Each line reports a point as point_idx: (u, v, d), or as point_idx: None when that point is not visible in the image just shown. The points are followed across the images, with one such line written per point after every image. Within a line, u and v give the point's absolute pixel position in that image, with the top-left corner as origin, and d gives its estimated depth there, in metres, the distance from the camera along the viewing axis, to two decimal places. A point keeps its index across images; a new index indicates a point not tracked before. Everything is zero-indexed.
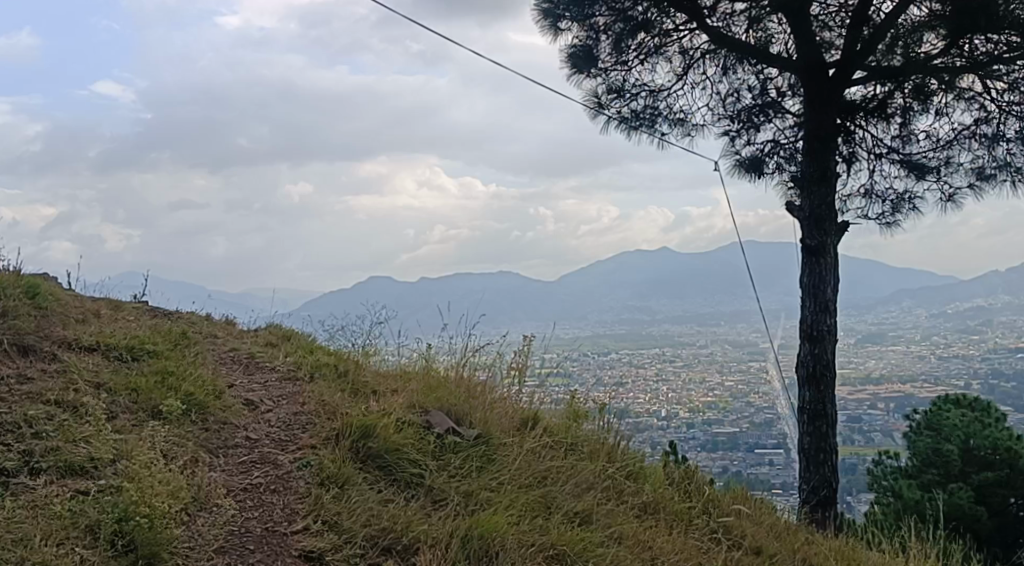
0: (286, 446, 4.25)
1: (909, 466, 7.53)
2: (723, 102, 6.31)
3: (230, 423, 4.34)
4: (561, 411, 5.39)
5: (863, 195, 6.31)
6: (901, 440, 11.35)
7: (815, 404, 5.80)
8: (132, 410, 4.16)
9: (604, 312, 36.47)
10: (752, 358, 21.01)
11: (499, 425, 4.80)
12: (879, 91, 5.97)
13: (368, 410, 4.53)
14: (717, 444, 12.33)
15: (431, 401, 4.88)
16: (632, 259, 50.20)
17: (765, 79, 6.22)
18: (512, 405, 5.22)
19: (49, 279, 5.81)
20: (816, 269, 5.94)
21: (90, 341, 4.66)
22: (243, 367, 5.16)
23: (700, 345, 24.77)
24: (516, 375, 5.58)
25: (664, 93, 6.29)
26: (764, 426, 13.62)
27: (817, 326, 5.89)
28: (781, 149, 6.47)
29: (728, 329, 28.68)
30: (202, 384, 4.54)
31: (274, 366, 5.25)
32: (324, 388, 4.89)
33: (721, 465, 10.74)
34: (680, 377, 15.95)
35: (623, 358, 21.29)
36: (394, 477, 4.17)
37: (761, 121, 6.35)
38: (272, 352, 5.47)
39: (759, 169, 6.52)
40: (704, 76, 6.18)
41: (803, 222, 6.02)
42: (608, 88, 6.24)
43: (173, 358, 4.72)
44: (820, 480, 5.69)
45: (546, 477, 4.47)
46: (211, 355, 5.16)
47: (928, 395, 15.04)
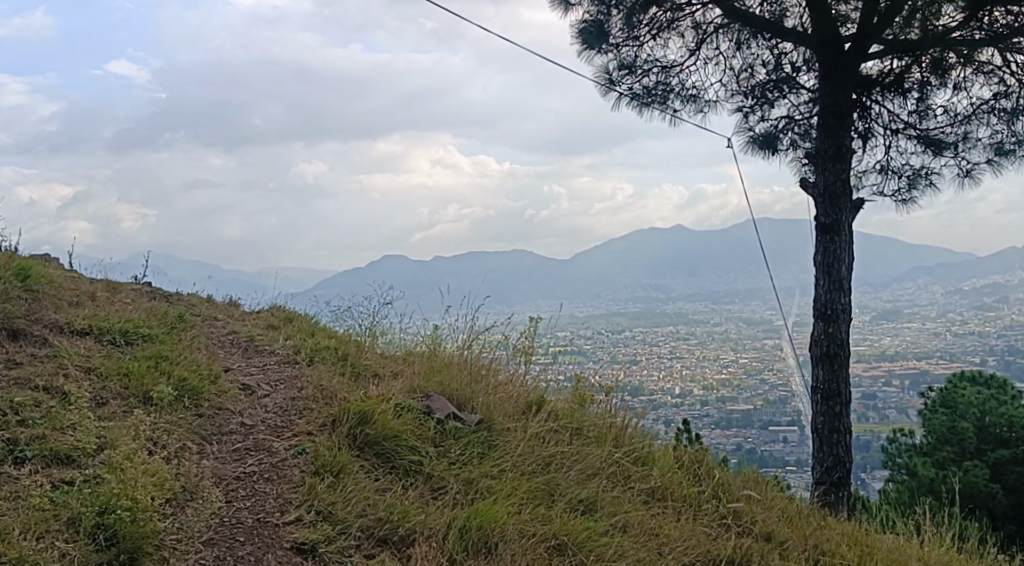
0: (282, 432, 4.24)
1: (924, 444, 7.49)
2: (737, 78, 6.24)
3: (226, 409, 4.34)
4: (566, 394, 5.36)
5: (878, 171, 6.23)
6: (915, 418, 11.30)
7: (829, 384, 5.75)
8: (122, 396, 4.17)
9: (618, 290, 36.39)
10: (767, 335, 20.94)
11: (502, 410, 4.79)
12: (895, 65, 5.89)
13: (367, 395, 4.52)
14: (730, 421, 12.32)
15: (432, 385, 4.86)
16: (646, 237, 50.03)
17: (780, 54, 6.15)
18: (517, 387, 5.22)
19: (47, 263, 5.82)
20: (830, 247, 5.88)
21: (83, 325, 4.67)
22: (241, 351, 5.13)
23: (713, 322, 24.70)
24: (524, 355, 5.59)
25: (676, 69, 6.22)
26: (777, 403, 13.59)
27: (831, 305, 5.84)
28: (796, 125, 6.40)
29: (743, 306, 28.57)
30: (197, 368, 4.54)
31: (275, 348, 5.24)
32: (323, 371, 4.88)
33: (734, 441, 10.73)
34: (693, 355, 15.92)
35: (636, 335, 21.25)
36: (393, 465, 4.17)
37: (775, 96, 6.31)
38: (272, 334, 5.46)
39: (773, 146, 6.46)
40: (717, 51, 6.11)
41: (818, 199, 5.96)
42: (619, 64, 6.17)
43: (168, 342, 4.73)
44: (834, 459, 5.66)
45: (549, 463, 4.50)
46: (209, 338, 5.16)
47: (943, 372, 14.95)
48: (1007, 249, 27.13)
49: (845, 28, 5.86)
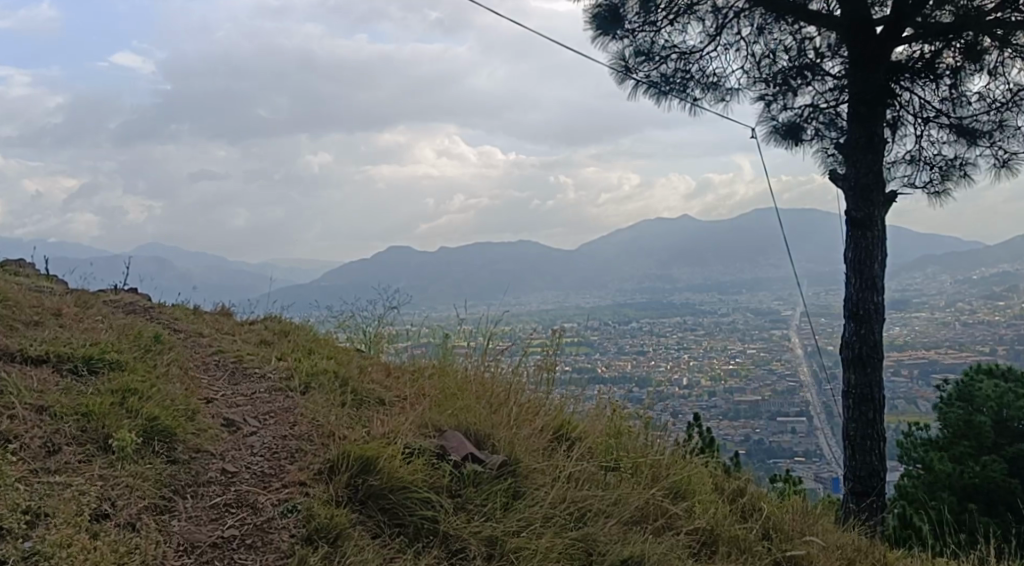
0: (268, 483, 3.82)
1: (939, 437, 7.34)
2: (759, 64, 6.09)
3: (205, 451, 3.90)
4: (602, 426, 5.10)
5: (909, 161, 6.09)
6: (925, 408, 11.16)
7: (862, 388, 5.65)
8: (79, 441, 3.74)
9: (623, 282, 36.22)
10: (774, 324, 20.80)
11: (527, 446, 4.45)
12: (927, 50, 5.73)
13: (369, 436, 4.18)
14: (738, 412, 12.18)
15: (446, 418, 4.54)
16: (652, 226, 49.87)
17: (803, 39, 5.97)
18: (539, 408, 5.01)
19: (15, 281, 5.59)
20: (862, 242, 5.76)
21: (39, 352, 4.30)
22: (228, 376, 4.85)
23: (721, 312, 24.54)
24: (545, 373, 5.38)
25: (696, 56, 6.07)
26: (784, 394, 13.43)
27: (862, 304, 5.70)
28: (820, 114, 6.25)
29: (749, 296, 28.43)
30: (172, 402, 4.10)
31: (266, 374, 4.94)
32: (319, 406, 4.52)
33: (743, 432, 10.60)
34: (701, 345, 15.75)
35: (644, 326, 21.08)
36: (402, 523, 3.82)
37: (799, 83, 6.10)
38: (262, 355, 5.23)
39: (797, 136, 6.36)
40: (738, 36, 5.95)
41: (848, 193, 5.84)
42: (636, 50, 6.04)
43: (138, 371, 4.31)
44: (867, 468, 5.57)
45: (582, 517, 4.15)
46: (189, 363, 4.81)
47: (953, 362, 14.77)
48: (1016, 238, 26.89)
49: (875, 12, 5.74)
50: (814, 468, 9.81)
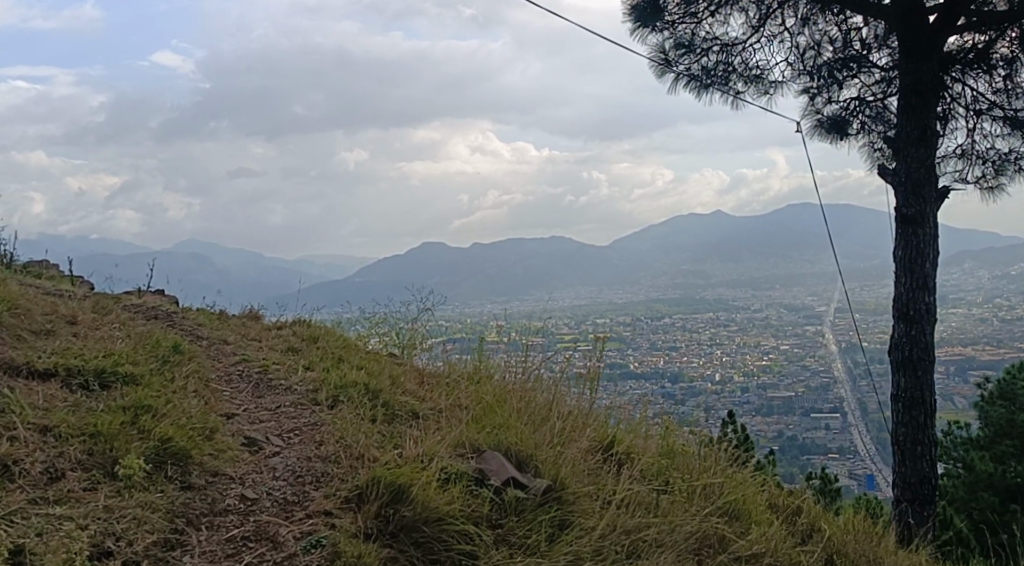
0: (288, 510, 3.68)
1: (980, 436, 7.19)
2: (803, 56, 5.94)
3: (221, 474, 3.84)
4: (656, 446, 4.88)
5: (960, 156, 5.94)
6: (963, 405, 10.98)
7: (912, 391, 5.50)
8: (84, 466, 3.67)
9: (656, 279, 36.08)
10: (809, 319, 20.60)
11: (572, 469, 4.15)
12: (979, 40, 5.63)
13: (399, 460, 3.93)
14: (771, 407, 12.09)
15: (484, 437, 4.27)
16: (685, 222, 49.65)
17: (850, 30, 5.85)
18: (587, 424, 4.84)
19: (38, 288, 5.62)
20: (913, 240, 5.60)
21: (48, 365, 4.28)
22: (252, 388, 4.84)
23: (754, 308, 24.38)
24: (587, 382, 5.22)
25: (738, 48, 5.97)
26: (818, 391, 13.30)
27: (913, 305, 5.54)
28: (866, 107, 6.18)
29: (784, 292, 28.17)
30: (188, 421, 4.04)
31: (291, 386, 4.92)
32: (347, 417, 4.45)
33: (776, 427, 10.52)
34: (734, 341, 15.66)
35: (676, 322, 21.00)
36: (436, 558, 3.57)
37: (844, 76, 6.03)
38: (289, 364, 5.21)
39: (843, 131, 6.28)
40: (781, 27, 5.83)
41: (899, 188, 5.68)
42: (676, 43, 5.96)
43: (153, 386, 4.26)
44: (918, 475, 5.43)
45: (634, 551, 3.83)
46: (210, 375, 4.82)
47: (991, 359, 14.54)
48: None
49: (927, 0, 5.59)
50: (849, 465, 9.69)
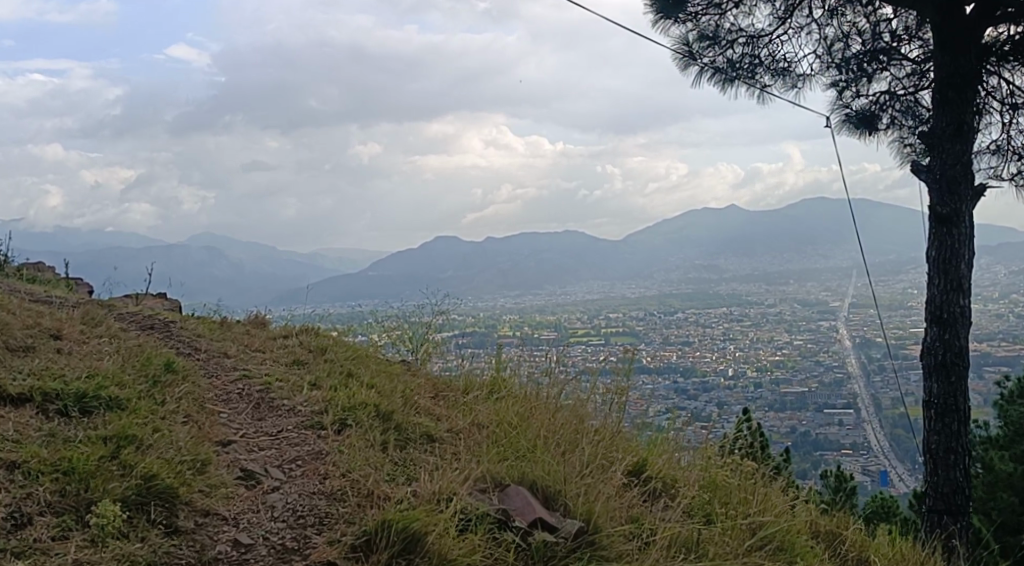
0: (287, 558, 3.52)
1: (1000, 435, 7.16)
2: (831, 48, 5.95)
3: (213, 514, 3.70)
4: (696, 460, 5.00)
5: (993, 150, 5.94)
6: (977, 401, 10.97)
7: (945, 397, 5.50)
8: (53, 510, 3.52)
9: (669, 275, 36.03)
10: (822, 314, 20.55)
11: (608, 509, 4.00)
12: (1014, 32, 5.67)
13: (417, 500, 3.82)
14: (784, 403, 12.11)
15: (511, 471, 4.16)
16: (698, 219, 49.72)
17: (879, 22, 5.88)
18: (615, 440, 4.85)
19: (35, 301, 5.69)
20: (948, 239, 5.60)
21: (23, 391, 4.19)
22: (252, 409, 4.76)
23: (767, 304, 24.38)
24: (615, 395, 5.30)
25: (765, 40, 5.98)
26: (831, 386, 13.25)
27: (947, 307, 5.56)
28: (897, 101, 6.22)
29: (798, 288, 28.08)
30: (175, 455, 3.90)
31: (295, 407, 4.81)
32: (358, 446, 4.36)
33: (788, 423, 10.55)
34: (745, 337, 15.69)
35: (689, 317, 21.03)
36: None
37: (874, 69, 6.05)
38: (292, 382, 5.16)
39: (873, 126, 6.30)
40: (809, 18, 5.83)
41: (934, 185, 5.67)
42: (701, 34, 5.97)
43: (138, 413, 4.17)
44: (951, 484, 5.41)
45: None
46: (205, 395, 4.76)
47: (1007, 356, 14.50)
48: None
49: None
50: (862, 460, 9.71)
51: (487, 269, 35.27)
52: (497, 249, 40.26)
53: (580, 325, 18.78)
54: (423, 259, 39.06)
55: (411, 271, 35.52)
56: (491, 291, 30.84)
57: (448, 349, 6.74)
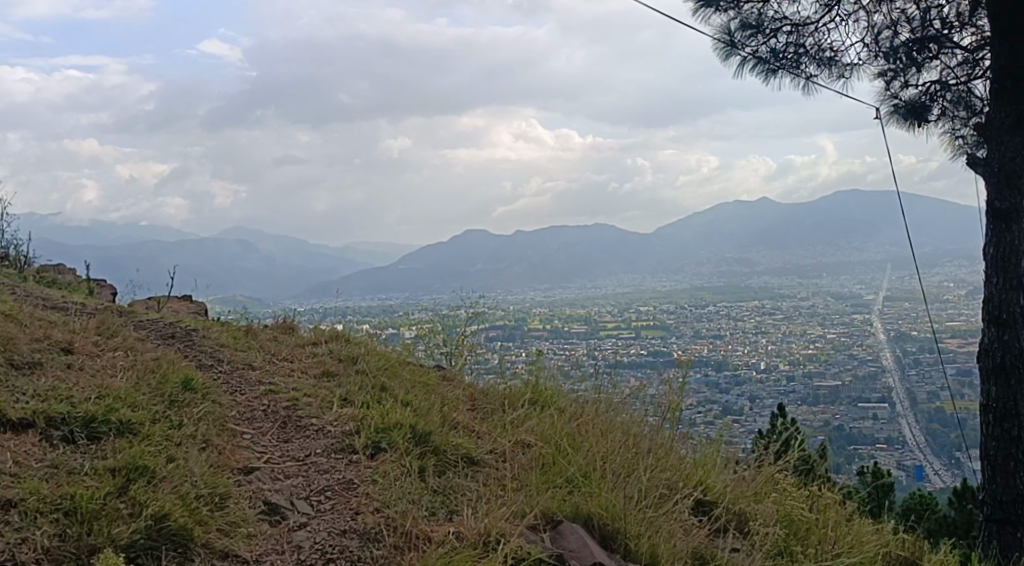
0: None
1: None
2: (878, 37, 6.01)
3: (233, 556, 3.62)
4: (748, 485, 4.81)
5: None
6: None
7: (1005, 402, 5.55)
8: (51, 557, 3.38)
9: (700, 269, 35.92)
10: (856, 307, 20.44)
11: (674, 552, 3.99)
12: None
13: (465, 542, 3.81)
14: (819, 395, 12.10)
15: (565, 508, 4.19)
16: (730, 213, 49.61)
17: (929, 9, 5.89)
18: (668, 460, 4.81)
19: (58, 311, 5.84)
20: (1006, 235, 5.66)
21: (26, 415, 4.12)
22: (280, 429, 4.79)
23: (800, 297, 24.31)
24: (668, 414, 5.48)
25: (810, 28, 6.03)
26: (866, 380, 13.19)
27: (1006, 307, 5.60)
28: (947, 91, 6.28)
29: (831, 280, 27.94)
30: (190, 489, 3.79)
31: (323, 428, 4.82)
32: (397, 476, 4.33)
33: (822, 418, 10.55)
34: (774, 340, 15.73)
35: (721, 311, 21.03)
36: None
37: (924, 57, 6.05)
38: (318, 399, 5.18)
39: (922, 116, 6.40)
40: (855, 6, 5.91)
41: (992, 181, 5.73)
42: (743, 23, 6.04)
43: (151, 439, 4.09)
44: (1013, 492, 5.45)
45: None
46: (227, 415, 4.73)
47: None
48: None
49: None
50: (899, 456, 9.69)
51: (518, 263, 35.45)
52: (527, 243, 40.35)
53: (610, 320, 18.83)
54: (453, 254, 39.25)
55: (441, 265, 35.71)
56: (523, 285, 30.98)
57: (483, 356, 6.86)
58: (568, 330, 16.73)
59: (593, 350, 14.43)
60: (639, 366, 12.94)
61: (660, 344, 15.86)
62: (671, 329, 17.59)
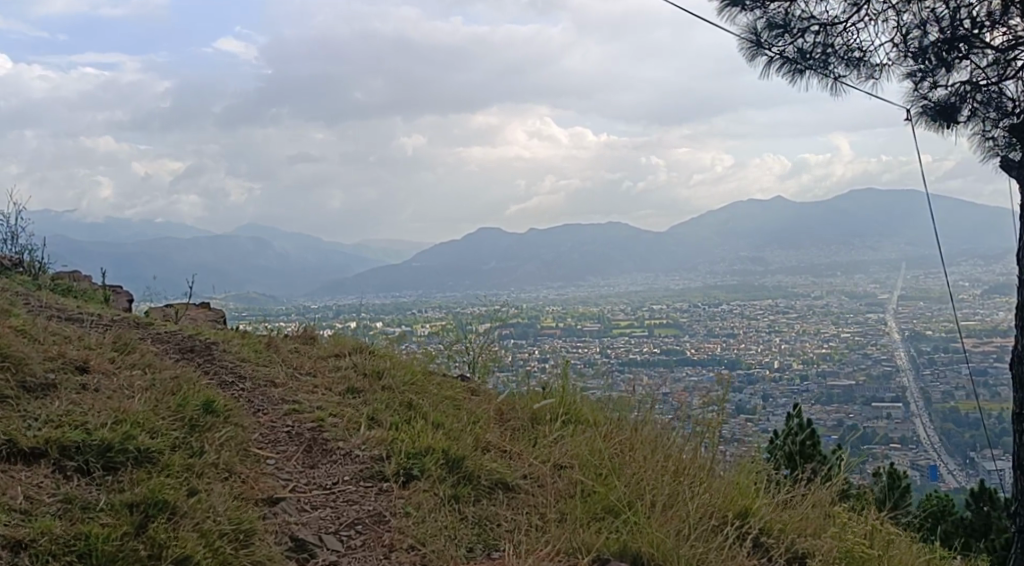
0: None
1: None
2: (905, 37, 6.11)
3: None
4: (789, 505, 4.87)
5: None
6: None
7: None
8: None
9: (715, 268, 35.99)
10: (870, 305, 20.50)
11: None
12: None
13: None
14: (834, 395, 12.20)
15: (608, 542, 4.26)
16: (744, 210, 49.62)
17: (958, 9, 5.92)
18: (711, 483, 4.88)
19: (79, 324, 5.95)
20: None
21: (40, 444, 4.20)
22: (306, 454, 4.91)
23: (814, 296, 24.38)
24: (706, 432, 5.49)
25: (837, 28, 6.09)
26: (880, 378, 13.25)
27: None
28: (979, 93, 6.16)
29: (846, 279, 27.97)
30: (211, 527, 3.87)
31: (351, 453, 4.95)
32: (438, 509, 4.47)
33: (836, 418, 10.64)
34: (788, 341, 15.82)
35: (735, 310, 21.11)
36: None
37: (953, 57, 6.04)
38: (346, 418, 5.30)
39: (952, 117, 6.31)
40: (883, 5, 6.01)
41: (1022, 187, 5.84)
42: (770, 23, 6.15)
43: (171, 470, 4.17)
44: None
45: None
46: (251, 440, 4.84)
47: None
48: None
49: None
50: (914, 455, 9.76)
51: (532, 261, 35.61)
52: (541, 241, 40.49)
53: (624, 318, 18.96)
54: (468, 253, 39.45)
55: (456, 263, 35.92)
56: (537, 283, 31.13)
57: (506, 366, 6.96)
58: (582, 328, 16.88)
59: (606, 347, 14.57)
60: (652, 364, 13.06)
61: (673, 342, 15.97)
62: (685, 328, 17.70)
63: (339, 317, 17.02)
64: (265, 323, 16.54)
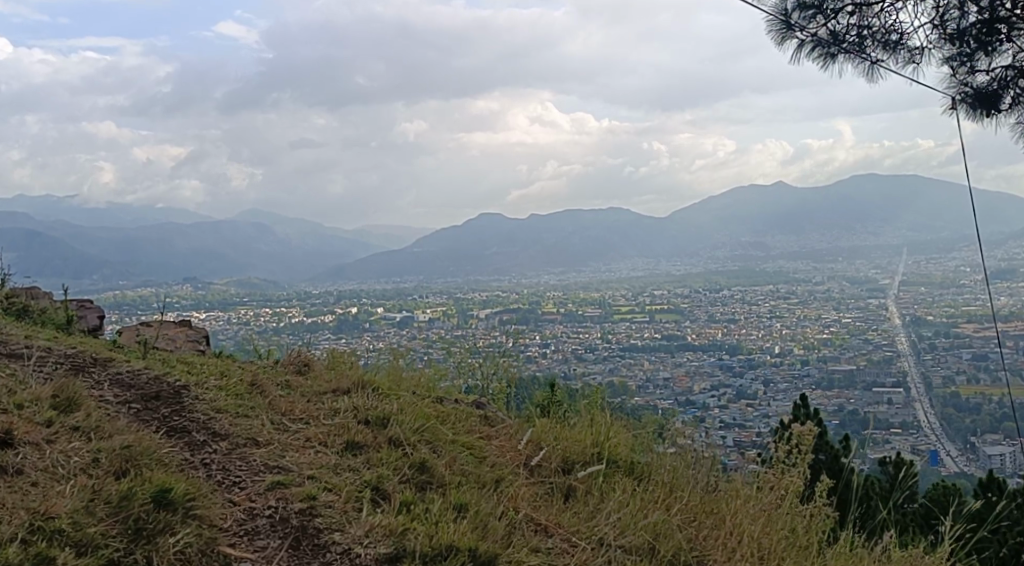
0: None
1: None
2: (942, 20, 5.84)
3: None
4: None
5: None
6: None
7: None
8: None
9: (716, 254, 36.02)
10: (872, 291, 20.49)
11: None
12: None
13: None
14: (833, 380, 12.28)
15: None
16: (746, 198, 49.67)
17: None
18: None
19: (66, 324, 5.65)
20: None
21: None
22: (290, 551, 3.63)
23: (816, 282, 24.39)
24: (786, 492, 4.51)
25: (875, 11, 5.91)
26: (880, 363, 13.24)
27: None
28: (1018, 79, 5.92)
29: (847, 264, 27.98)
30: None
31: (351, 549, 3.66)
32: None
33: (834, 406, 10.73)
34: (788, 328, 15.86)
35: (737, 295, 21.16)
36: None
37: (992, 41, 5.79)
38: (345, 495, 3.99)
39: (990, 104, 6.07)
40: None
41: None
42: (806, 6, 6.00)
43: None
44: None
45: None
46: (222, 536, 3.59)
47: None
48: None
49: None
50: (914, 437, 9.71)
51: (533, 249, 35.73)
52: (544, 228, 40.67)
53: (624, 303, 19.12)
54: (471, 239, 39.68)
55: (458, 249, 36.13)
56: (537, 270, 31.11)
57: (523, 369, 6.59)
58: (583, 313, 17.05)
59: (606, 332, 14.67)
60: (652, 349, 13.16)
61: (673, 327, 16.08)
62: (686, 313, 17.77)
63: (342, 304, 17.14)
64: (268, 307, 16.84)
